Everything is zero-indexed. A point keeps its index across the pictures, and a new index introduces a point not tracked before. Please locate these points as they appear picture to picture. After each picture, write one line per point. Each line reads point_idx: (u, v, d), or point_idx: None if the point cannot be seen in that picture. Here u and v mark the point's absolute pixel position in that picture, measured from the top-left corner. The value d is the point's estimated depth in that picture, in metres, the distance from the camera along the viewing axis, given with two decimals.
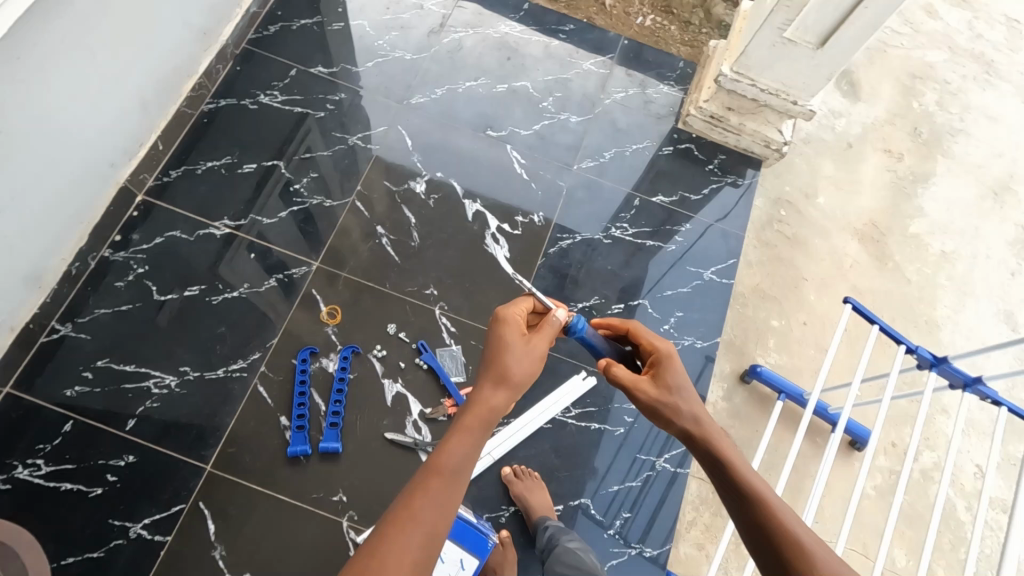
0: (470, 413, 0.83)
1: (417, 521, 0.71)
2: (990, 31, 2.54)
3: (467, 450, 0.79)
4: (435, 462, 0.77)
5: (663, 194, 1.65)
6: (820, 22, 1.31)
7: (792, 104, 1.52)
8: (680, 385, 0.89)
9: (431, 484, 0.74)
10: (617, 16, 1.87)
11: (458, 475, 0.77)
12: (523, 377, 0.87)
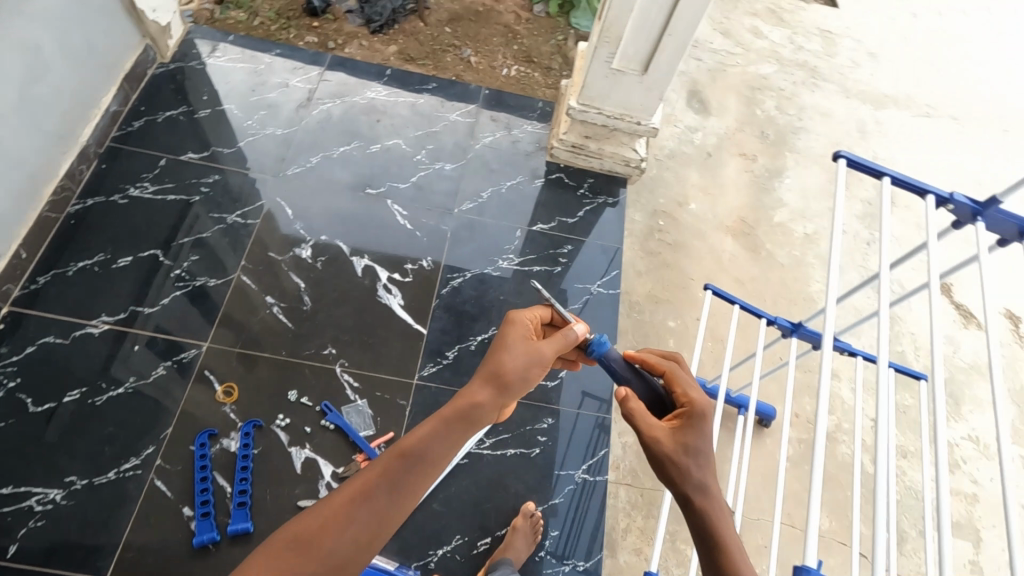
0: (454, 403, 0.80)
1: (363, 505, 0.70)
2: (808, 42, 2.92)
3: (439, 443, 0.76)
4: (403, 448, 0.74)
5: (542, 221, 1.76)
6: (638, 51, 1.49)
7: (637, 124, 1.68)
8: (702, 449, 0.78)
9: (389, 467, 0.73)
10: (483, 71, 2.29)
11: (423, 469, 0.74)
12: (518, 379, 0.82)
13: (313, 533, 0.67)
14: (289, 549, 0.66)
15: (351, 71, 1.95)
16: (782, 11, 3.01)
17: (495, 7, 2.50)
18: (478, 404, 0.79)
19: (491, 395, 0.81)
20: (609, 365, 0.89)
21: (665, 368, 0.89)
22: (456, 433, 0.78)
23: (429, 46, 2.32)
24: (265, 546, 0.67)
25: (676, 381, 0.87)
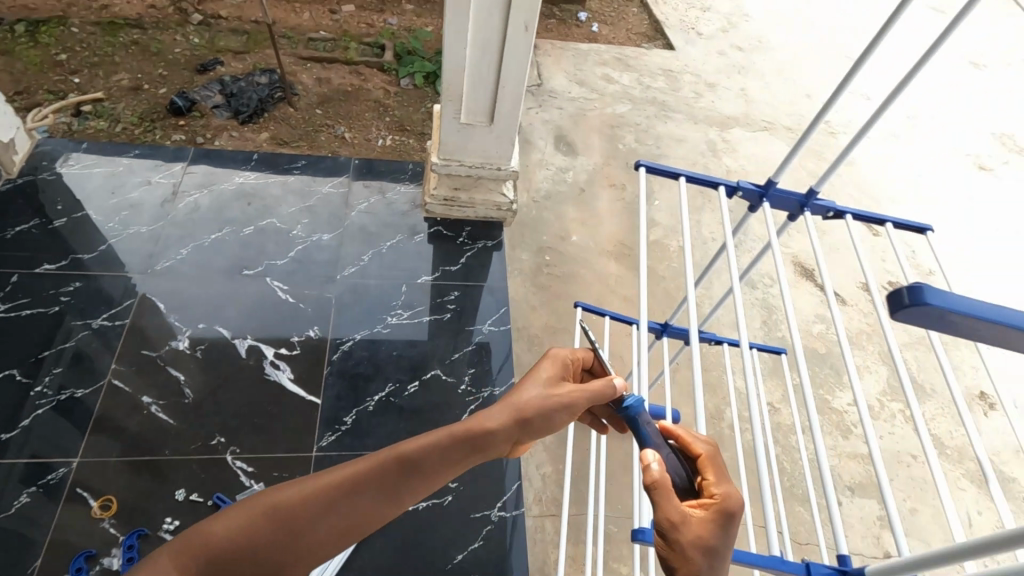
0: (472, 420, 0.73)
1: (350, 499, 0.64)
2: (654, 81, 3.26)
3: (443, 464, 0.69)
4: (406, 453, 0.67)
5: (426, 273, 1.82)
6: (480, 104, 1.62)
7: (498, 170, 1.81)
8: (721, 554, 0.61)
9: (388, 463, 0.67)
10: (359, 144, 2.38)
11: (420, 482, 0.68)
12: (539, 417, 0.76)
13: (294, 510, 0.62)
14: (263, 517, 0.61)
15: (217, 161, 1.98)
16: (627, 58, 3.35)
17: (362, 85, 2.62)
18: (493, 431, 0.72)
19: (510, 428, 0.74)
20: (640, 430, 0.71)
21: (704, 450, 0.70)
22: (461, 454, 0.71)
23: (301, 128, 2.39)
24: (245, 504, 0.62)
25: (711, 469, 0.68)
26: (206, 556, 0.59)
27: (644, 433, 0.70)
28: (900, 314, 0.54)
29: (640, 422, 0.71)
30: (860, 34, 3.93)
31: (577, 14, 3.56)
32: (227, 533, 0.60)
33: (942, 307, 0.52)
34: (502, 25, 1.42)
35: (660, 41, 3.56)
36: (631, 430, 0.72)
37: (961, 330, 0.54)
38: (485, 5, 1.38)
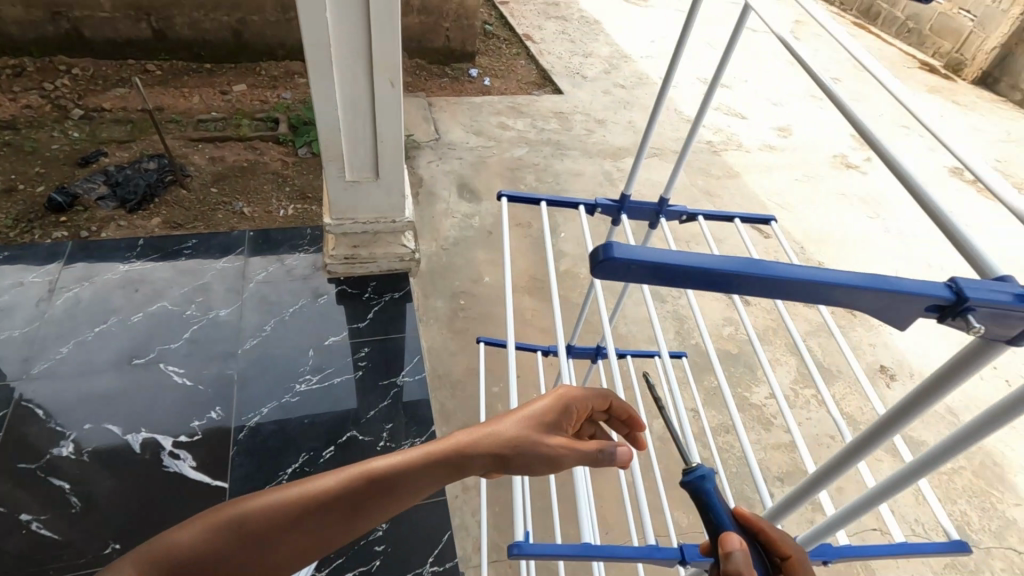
0: (447, 444, 0.66)
1: (311, 517, 0.60)
2: (546, 124, 3.40)
3: (410, 487, 0.64)
4: (380, 476, 0.63)
5: (333, 334, 1.80)
6: (363, 161, 1.66)
7: (393, 222, 1.85)
8: None
9: (354, 482, 0.62)
10: (261, 216, 2.29)
11: (384, 505, 0.63)
12: (525, 456, 0.66)
13: (254, 524, 0.57)
14: (221, 527, 0.56)
15: (98, 253, 1.92)
16: (520, 105, 3.49)
17: (258, 159, 2.57)
18: (467, 461, 0.65)
19: (486, 460, 0.66)
20: (713, 509, 0.58)
21: (793, 556, 0.56)
22: (431, 482, 0.65)
23: (195, 209, 2.29)
24: (210, 514, 0.57)
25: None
26: (161, 565, 0.53)
27: (719, 513, 0.57)
28: (596, 275, 0.46)
29: (712, 498, 0.58)
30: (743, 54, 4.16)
31: (469, 70, 3.68)
32: (182, 543, 0.55)
33: (623, 262, 0.44)
34: (370, 84, 1.49)
35: (549, 86, 3.73)
36: (699, 508, 0.59)
37: (657, 285, 0.46)
38: (350, 68, 1.45)
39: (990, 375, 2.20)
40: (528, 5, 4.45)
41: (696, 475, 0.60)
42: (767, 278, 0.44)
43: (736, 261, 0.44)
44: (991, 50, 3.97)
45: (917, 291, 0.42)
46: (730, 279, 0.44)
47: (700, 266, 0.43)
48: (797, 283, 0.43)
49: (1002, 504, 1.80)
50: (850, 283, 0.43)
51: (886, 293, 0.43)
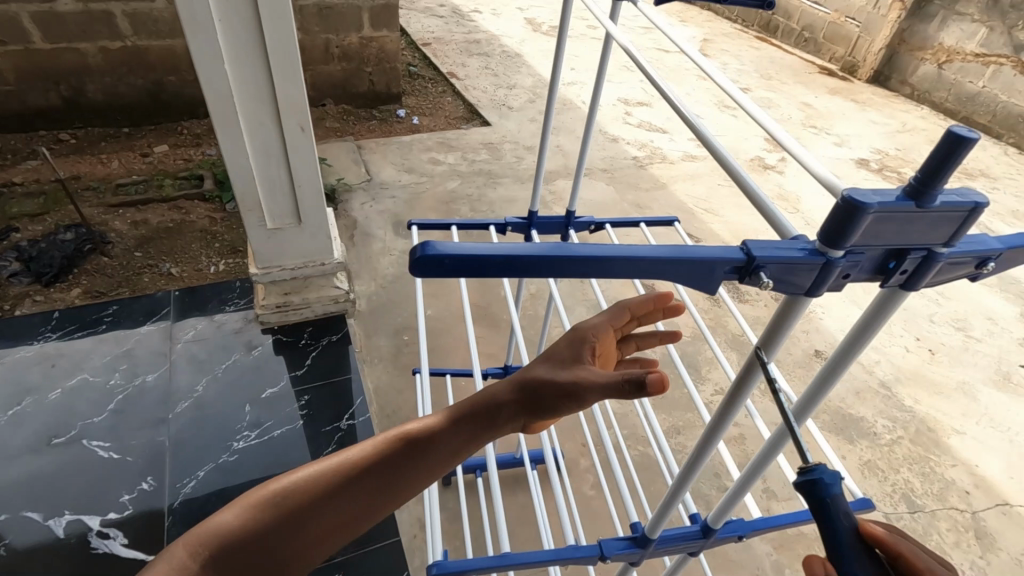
0: (472, 400, 0.66)
1: (350, 484, 0.60)
2: (477, 155, 3.27)
3: (442, 446, 0.63)
4: (409, 437, 0.63)
5: (270, 385, 1.77)
6: (283, 207, 1.66)
7: (322, 265, 1.84)
8: None
9: (387, 446, 0.63)
10: (190, 276, 2.12)
11: (420, 467, 0.62)
12: (548, 393, 0.63)
13: (293, 497, 0.59)
14: (261, 506, 0.58)
15: (12, 332, 1.85)
16: (450, 141, 3.36)
17: (184, 219, 2.41)
18: (493, 412, 0.65)
19: (511, 408, 0.65)
20: (832, 522, 0.46)
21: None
22: (463, 438, 0.64)
23: (119, 274, 2.11)
24: (246, 495, 0.60)
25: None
26: (201, 551, 0.56)
27: (840, 528, 0.46)
28: (413, 273, 0.42)
29: (833, 510, 0.46)
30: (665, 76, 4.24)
31: (396, 112, 3.59)
32: (227, 524, 0.57)
33: (435, 257, 0.40)
34: (278, 130, 1.50)
35: (477, 120, 3.65)
36: (816, 518, 0.47)
37: (481, 277, 0.41)
38: (256, 116, 1.46)
39: (916, 345, 2.30)
40: (450, 45, 4.56)
41: (819, 476, 0.47)
42: (576, 262, 0.41)
43: (545, 247, 0.41)
44: (878, 51, 4.29)
45: (723, 259, 0.42)
46: (540, 266, 0.41)
47: (511, 254, 0.40)
48: (607, 261, 0.41)
49: (940, 466, 1.87)
50: (658, 258, 0.41)
51: (695, 264, 0.42)
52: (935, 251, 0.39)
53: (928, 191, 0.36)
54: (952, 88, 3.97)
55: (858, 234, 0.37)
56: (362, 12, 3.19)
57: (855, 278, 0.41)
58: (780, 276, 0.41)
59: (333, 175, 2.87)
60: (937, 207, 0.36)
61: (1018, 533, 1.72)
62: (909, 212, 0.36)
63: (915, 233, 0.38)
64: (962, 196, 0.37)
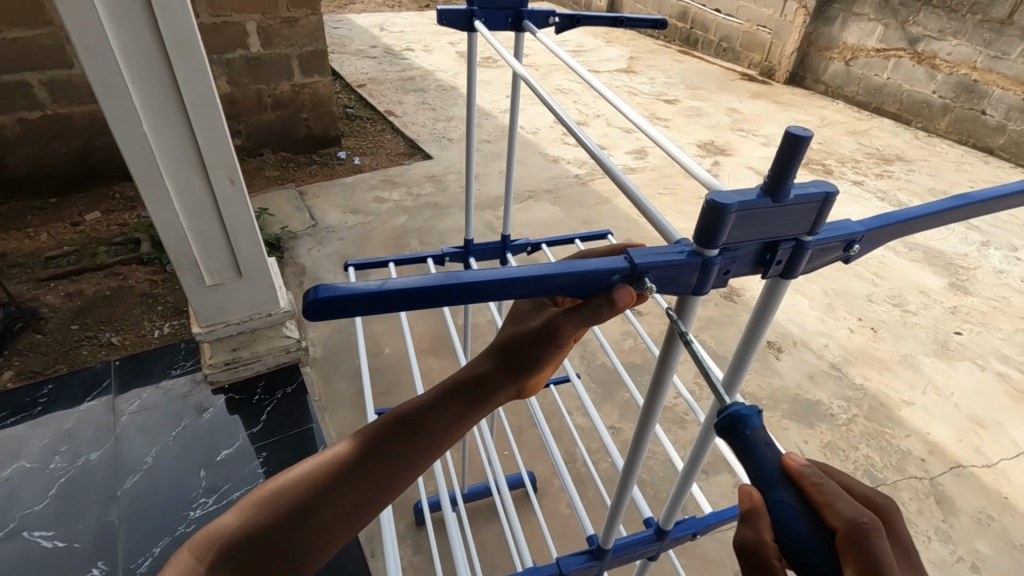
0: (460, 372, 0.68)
1: (351, 471, 0.62)
2: (421, 188, 3.26)
3: (434, 417, 0.64)
4: (403, 415, 0.64)
5: (225, 447, 1.71)
6: (220, 262, 1.63)
7: (269, 315, 1.81)
8: None
9: (383, 427, 0.64)
10: (133, 343, 2.04)
11: (417, 442, 0.63)
12: (526, 348, 0.66)
13: (297, 489, 0.60)
14: (266, 504, 0.60)
15: None
16: (393, 178, 3.35)
17: (122, 285, 2.29)
18: (480, 378, 0.66)
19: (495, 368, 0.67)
20: (751, 454, 0.49)
21: (845, 525, 0.44)
22: (455, 407, 0.65)
23: (55, 349, 1.99)
24: (254, 493, 0.61)
25: (858, 552, 0.43)
26: (211, 549, 0.57)
27: (758, 458, 0.48)
28: (307, 317, 0.42)
29: (749, 445, 0.49)
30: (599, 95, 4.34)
31: (336, 153, 3.58)
32: (237, 523, 0.59)
33: (325, 299, 0.41)
34: (206, 186, 1.48)
35: (419, 154, 3.66)
36: (740, 456, 0.50)
37: (379, 312, 0.42)
38: (182, 174, 1.44)
39: (860, 326, 2.41)
40: (386, 84, 4.60)
41: (737, 413, 0.50)
42: (466, 289, 0.43)
43: (434, 277, 0.43)
44: (791, 54, 4.56)
45: (609, 269, 0.46)
46: (439, 296, 0.42)
47: (401, 288, 0.42)
48: (498, 282, 0.43)
49: (896, 439, 1.94)
50: (550, 273, 0.44)
51: (583, 275, 0.45)
52: (800, 240, 0.45)
53: (779, 188, 0.41)
54: (861, 82, 4.24)
55: (725, 232, 0.42)
56: (291, 59, 3.19)
57: (736, 271, 0.47)
58: (666, 279, 0.45)
59: (277, 224, 2.82)
60: (790, 201, 0.42)
61: (974, 493, 1.80)
62: (766, 207, 0.42)
63: (778, 226, 0.44)
64: (810, 188, 0.43)
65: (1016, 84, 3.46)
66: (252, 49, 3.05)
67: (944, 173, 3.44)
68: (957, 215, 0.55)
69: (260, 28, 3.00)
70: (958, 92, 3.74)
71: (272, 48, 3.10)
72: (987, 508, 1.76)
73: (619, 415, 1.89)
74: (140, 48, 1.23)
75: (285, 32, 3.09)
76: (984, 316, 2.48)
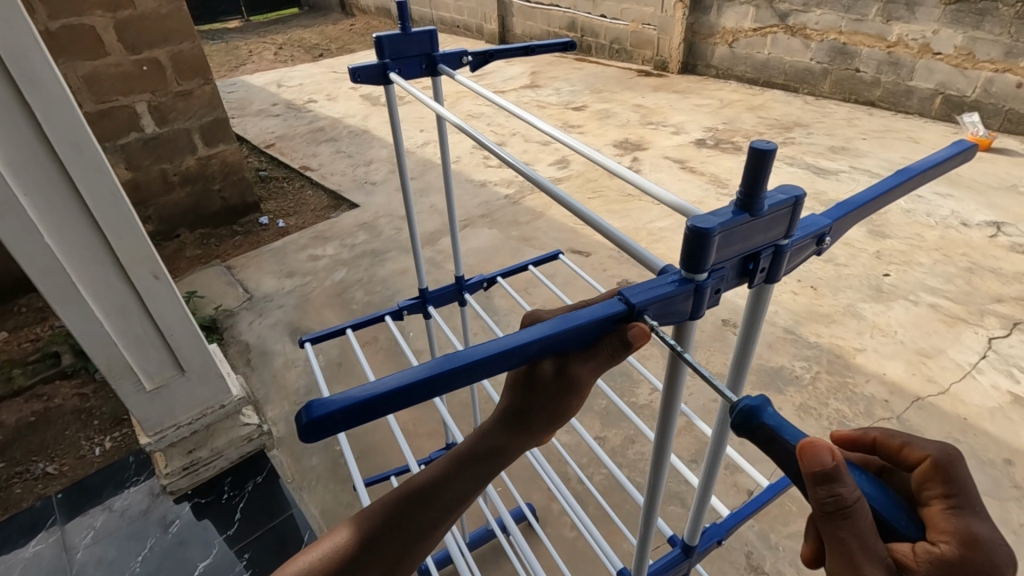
0: (471, 437, 0.61)
1: (363, 555, 0.57)
2: (353, 237, 3.17)
3: (444, 495, 0.58)
4: (412, 488, 0.59)
5: (201, 559, 1.58)
6: (158, 361, 1.51)
7: (222, 406, 1.70)
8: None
9: (393, 504, 0.59)
10: (73, 468, 1.85)
11: (429, 521, 0.58)
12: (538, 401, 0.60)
13: None
14: None
15: None
16: (323, 232, 3.24)
17: (49, 406, 2.08)
18: (492, 445, 0.60)
19: (506, 432, 0.60)
20: (784, 435, 0.47)
21: (930, 453, 0.49)
22: (468, 477, 0.59)
23: None
24: None
25: (942, 477, 0.48)
26: None
27: (791, 437, 0.47)
28: (303, 439, 0.43)
29: (776, 432, 0.48)
30: (510, 114, 4.41)
31: (258, 220, 3.45)
32: None
33: (320, 416, 0.42)
34: (129, 286, 1.38)
35: (344, 204, 3.57)
36: (773, 441, 0.48)
37: (384, 415, 0.44)
38: (97, 278, 1.32)
39: (801, 287, 2.52)
40: (295, 140, 4.50)
41: (747, 408, 0.50)
42: (463, 370, 0.45)
43: (429, 366, 0.45)
44: (678, 45, 4.80)
45: (612, 315, 0.50)
46: (438, 385, 0.45)
47: (395, 386, 0.44)
48: (489, 358, 0.46)
49: (858, 387, 2.04)
50: (540, 337, 0.48)
51: (579, 329, 0.49)
52: (777, 245, 0.52)
53: (753, 203, 0.47)
54: (747, 61, 4.52)
55: (714, 252, 0.47)
56: (191, 133, 3.05)
57: (725, 286, 0.52)
58: (663, 310, 0.50)
59: (209, 305, 2.67)
60: (766, 211, 0.48)
61: (936, 421, 1.90)
62: (745, 222, 0.48)
63: (758, 236, 0.50)
64: (779, 196, 0.49)
65: (879, 41, 3.78)
66: (148, 130, 2.90)
67: (839, 131, 3.69)
68: (903, 189, 0.63)
69: (152, 106, 2.85)
70: (833, 55, 4.04)
71: (168, 124, 2.95)
72: (952, 432, 1.85)
73: (603, 425, 1.88)
74: (24, 152, 1.13)
75: (180, 106, 2.95)
76: (904, 255, 2.66)
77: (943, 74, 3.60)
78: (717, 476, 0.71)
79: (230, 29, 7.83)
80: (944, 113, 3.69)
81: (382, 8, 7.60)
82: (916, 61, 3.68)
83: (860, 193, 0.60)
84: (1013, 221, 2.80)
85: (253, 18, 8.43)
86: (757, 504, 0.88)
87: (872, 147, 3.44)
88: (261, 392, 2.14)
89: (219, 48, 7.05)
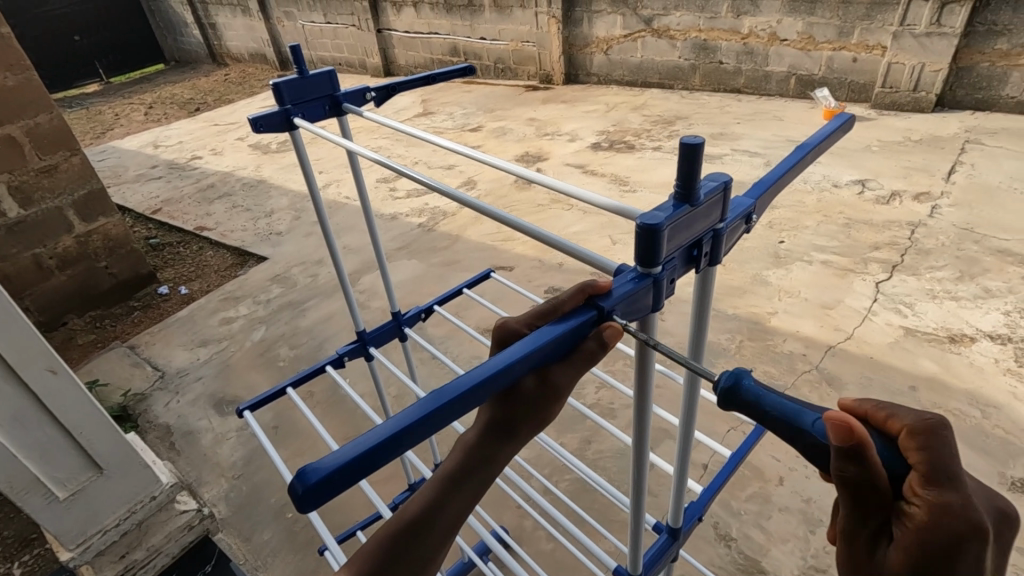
0: (454, 454, 0.60)
1: None
2: (267, 291, 3.02)
3: (441, 517, 0.56)
4: (406, 518, 0.56)
5: None
6: (70, 465, 1.35)
7: (153, 497, 1.54)
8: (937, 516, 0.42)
9: (388, 538, 0.56)
10: None
11: (431, 547, 0.56)
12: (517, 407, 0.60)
13: None
14: None
15: None
16: (233, 292, 3.05)
17: None
18: (480, 458, 0.59)
19: (493, 446, 0.59)
20: (764, 402, 0.51)
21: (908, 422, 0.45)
22: (462, 495, 0.58)
23: None
24: None
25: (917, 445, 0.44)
26: None
27: (773, 403, 0.51)
28: (301, 509, 0.42)
29: (756, 395, 0.52)
30: (409, 144, 4.41)
31: (157, 290, 3.19)
32: None
33: (316, 481, 0.42)
34: (22, 388, 1.23)
35: (251, 259, 3.39)
36: (748, 414, 0.53)
37: (376, 469, 0.44)
38: None
39: None
40: (184, 201, 4.23)
41: (728, 382, 0.54)
42: (454, 403, 0.46)
43: (421, 405, 0.46)
44: (558, 58, 5.03)
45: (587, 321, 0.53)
46: (430, 422, 0.46)
47: (390, 434, 0.44)
48: (475, 387, 0.47)
49: (778, 348, 2.20)
50: (521, 355, 0.50)
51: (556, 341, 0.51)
52: (715, 229, 0.57)
53: (691, 195, 0.51)
54: (623, 66, 4.81)
55: (666, 245, 0.51)
56: (64, 210, 2.78)
57: (677, 275, 0.57)
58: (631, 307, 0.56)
59: (116, 392, 2.43)
60: (702, 199, 0.53)
61: (850, 365, 2.08)
62: (687, 213, 0.52)
63: (699, 223, 0.54)
64: (711, 183, 0.54)
65: (734, 34, 4.16)
66: (10, 214, 2.61)
67: (715, 119, 4.01)
68: (805, 161, 0.70)
69: (12, 187, 2.58)
70: (697, 52, 4.40)
71: (35, 205, 2.68)
72: (864, 372, 2.04)
73: (559, 431, 1.89)
74: None
75: (46, 182, 2.69)
76: (793, 221, 2.91)
77: (792, 57, 4.02)
78: (691, 454, 0.75)
79: (90, 94, 7.27)
80: (800, 91, 4.11)
81: (256, 54, 7.37)
82: (768, 49, 4.09)
83: (771, 170, 0.67)
84: (874, 177, 3.15)
85: (114, 79, 7.87)
86: (725, 474, 0.93)
87: (746, 129, 3.76)
88: (194, 475, 1.97)
89: (80, 116, 6.51)
